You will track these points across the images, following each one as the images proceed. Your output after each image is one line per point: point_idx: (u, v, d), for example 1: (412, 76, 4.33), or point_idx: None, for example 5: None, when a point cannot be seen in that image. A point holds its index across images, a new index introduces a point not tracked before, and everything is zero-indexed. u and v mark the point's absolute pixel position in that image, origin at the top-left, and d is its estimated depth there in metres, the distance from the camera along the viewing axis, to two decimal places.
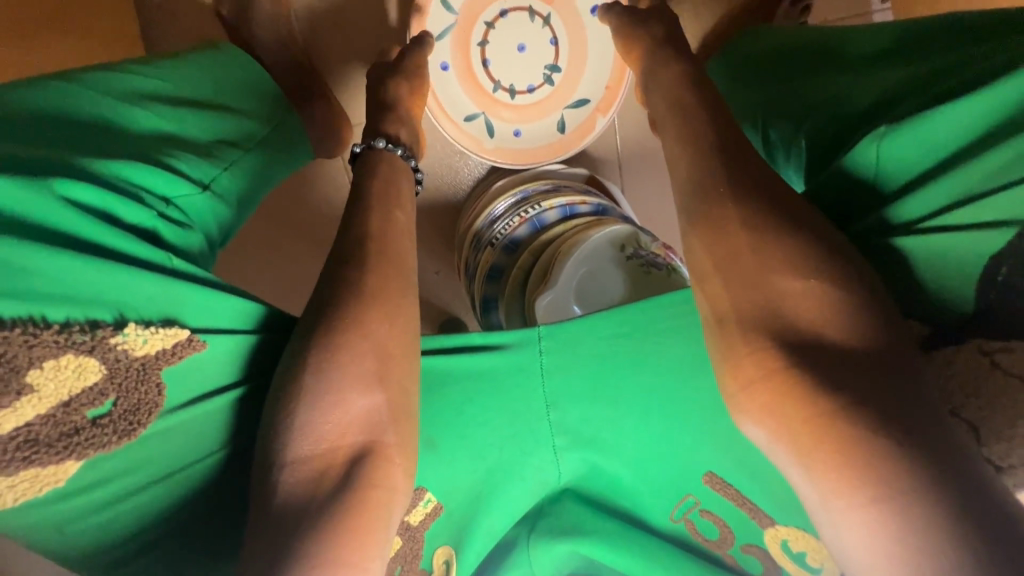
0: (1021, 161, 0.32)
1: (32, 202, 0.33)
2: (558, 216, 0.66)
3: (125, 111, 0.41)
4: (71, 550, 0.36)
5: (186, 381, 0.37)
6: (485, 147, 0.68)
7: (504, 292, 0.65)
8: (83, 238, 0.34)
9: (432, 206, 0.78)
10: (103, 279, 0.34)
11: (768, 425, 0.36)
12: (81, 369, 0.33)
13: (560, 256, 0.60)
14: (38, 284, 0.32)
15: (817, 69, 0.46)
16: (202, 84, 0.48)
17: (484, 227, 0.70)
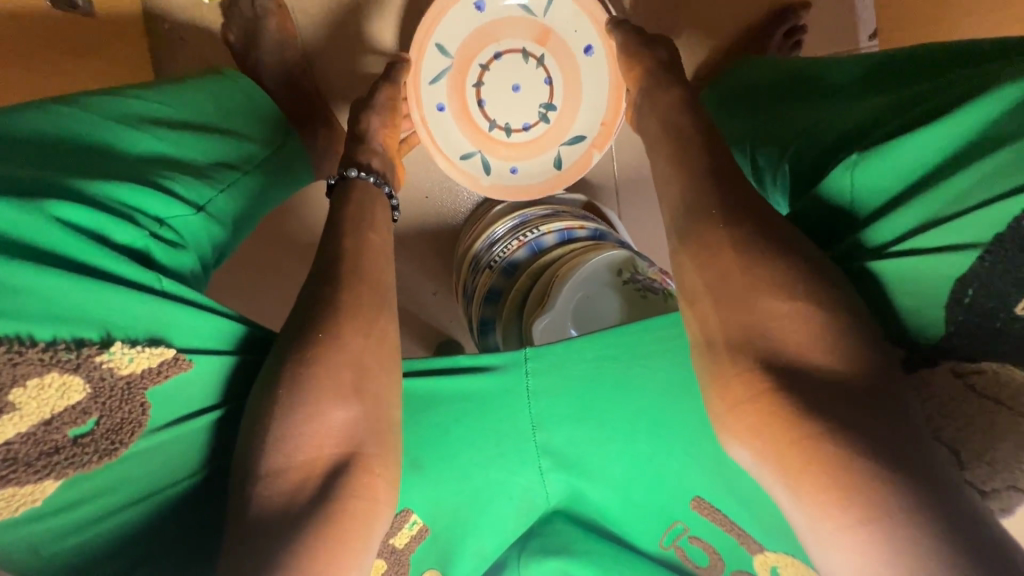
0: (992, 181, 0.31)
1: (24, 222, 0.33)
2: (557, 240, 0.66)
3: (128, 135, 0.43)
4: (40, 574, 0.36)
5: (169, 401, 0.37)
6: (481, 184, 0.69)
7: (501, 315, 0.65)
8: (75, 258, 0.35)
9: (433, 233, 0.84)
10: (91, 298, 0.34)
11: (756, 445, 0.33)
12: (65, 387, 0.33)
13: (557, 282, 0.59)
14: (24, 304, 0.32)
15: (801, 98, 0.46)
16: (203, 109, 0.50)
17: (483, 247, 0.70)
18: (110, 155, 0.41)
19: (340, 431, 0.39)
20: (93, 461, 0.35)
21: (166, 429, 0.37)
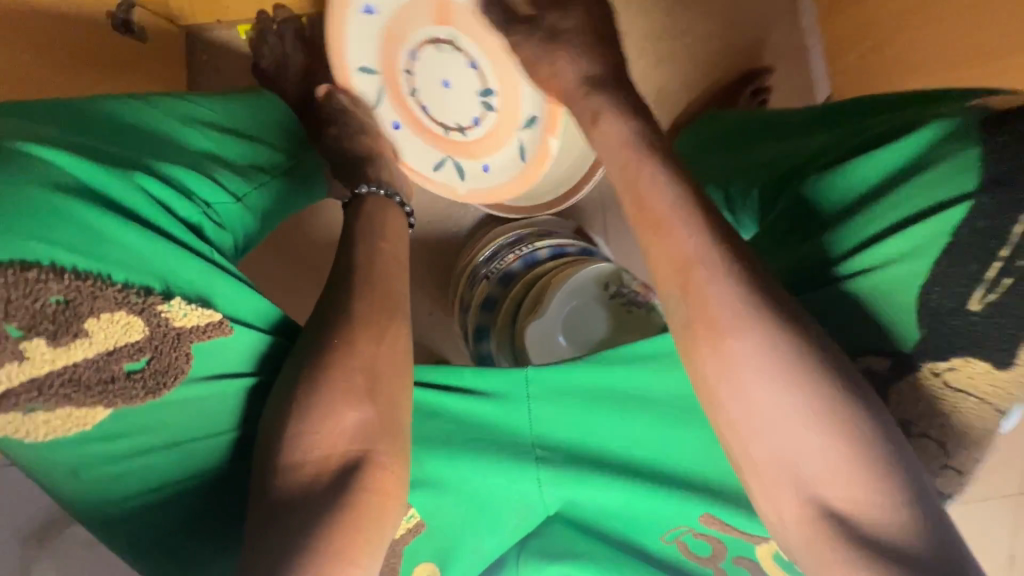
0: (933, 189, 0.37)
1: (112, 183, 0.38)
2: (548, 255, 0.72)
3: (185, 131, 0.48)
4: (75, 495, 0.40)
5: (210, 359, 0.41)
6: (460, 190, 0.75)
7: (497, 322, 0.70)
8: (146, 220, 0.40)
9: (432, 256, 0.89)
10: (156, 256, 0.39)
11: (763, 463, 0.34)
12: (129, 326, 0.37)
13: (549, 289, 0.66)
14: (107, 248, 0.37)
15: (767, 140, 0.54)
16: (244, 118, 0.55)
17: (482, 261, 0.75)
18: (176, 142, 0.47)
19: (356, 409, 0.42)
20: (140, 398, 0.38)
21: (202, 387, 0.41)
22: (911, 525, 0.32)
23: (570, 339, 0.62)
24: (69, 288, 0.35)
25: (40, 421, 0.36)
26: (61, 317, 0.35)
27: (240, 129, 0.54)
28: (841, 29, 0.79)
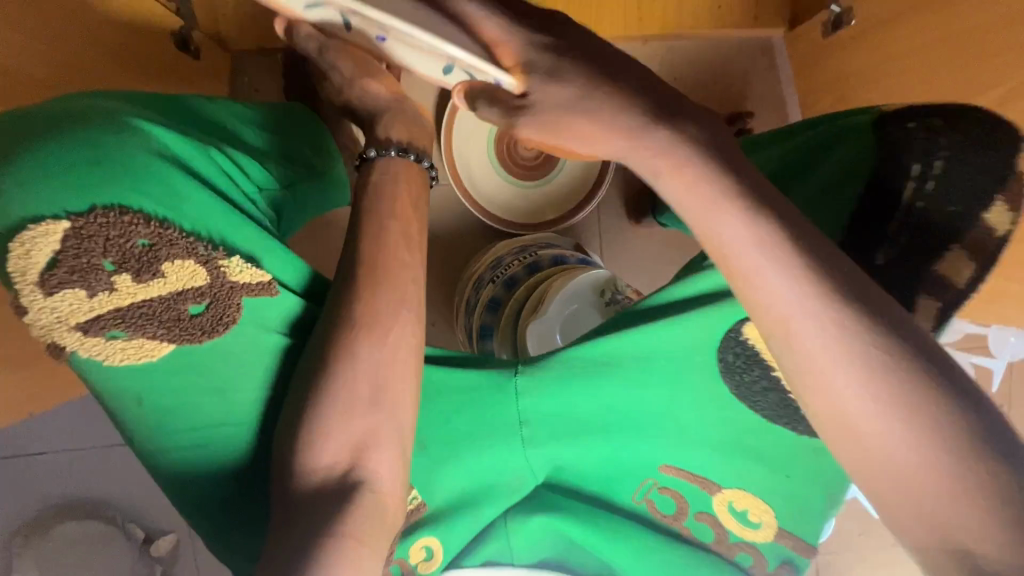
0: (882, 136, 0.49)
1: (194, 156, 0.47)
2: (551, 262, 0.78)
3: (246, 127, 0.56)
4: (137, 423, 0.48)
5: (257, 311, 0.48)
6: None
7: (500, 324, 0.75)
8: (217, 188, 0.47)
9: (439, 267, 0.95)
10: (221, 218, 0.46)
11: (811, 374, 0.36)
12: (193, 274, 0.45)
13: (549, 295, 0.70)
14: (185, 205, 0.44)
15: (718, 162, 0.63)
16: (293, 120, 0.62)
17: (487, 269, 0.82)
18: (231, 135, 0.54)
19: (365, 412, 0.45)
20: (198, 336, 0.46)
21: (246, 335, 0.48)
22: (972, 426, 0.32)
23: (567, 337, 0.68)
24: (153, 235, 0.43)
25: (121, 345, 0.45)
26: (145, 259, 0.43)
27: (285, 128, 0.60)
28: (812, 82, 0.91)
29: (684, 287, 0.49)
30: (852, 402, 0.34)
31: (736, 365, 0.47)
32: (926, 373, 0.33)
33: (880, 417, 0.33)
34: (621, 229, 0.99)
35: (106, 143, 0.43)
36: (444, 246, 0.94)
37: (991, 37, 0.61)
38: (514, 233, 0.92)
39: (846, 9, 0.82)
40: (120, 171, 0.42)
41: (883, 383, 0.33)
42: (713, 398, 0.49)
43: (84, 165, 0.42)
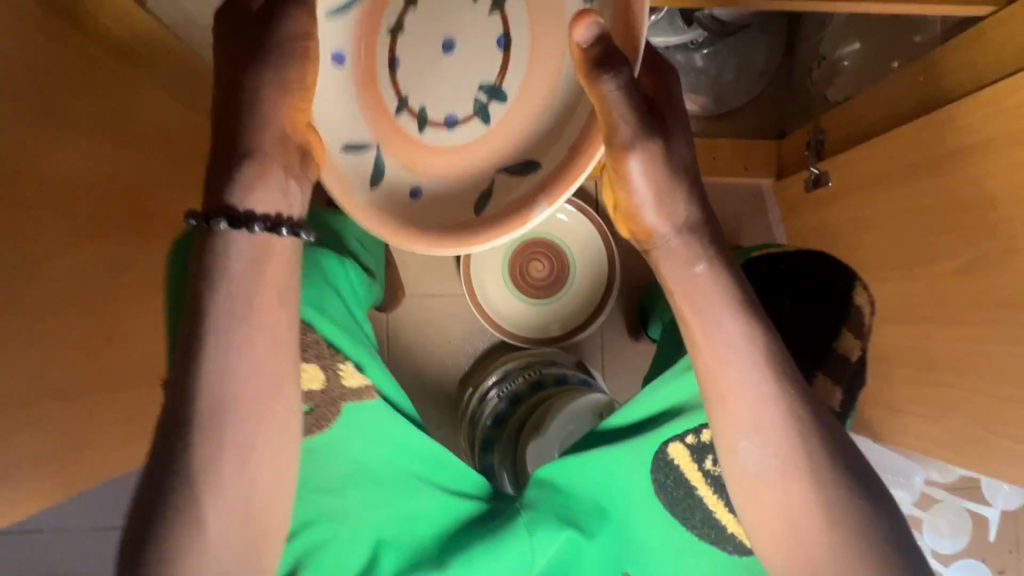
0: (780, 267, 0.78)
1: (319, 290, 0.67)
2: (554, 381, 0.84)
3: (341, 244, 0.75)
4: None
5: (357, 414, 0.63)
6: (355, 200, 0.52)
7: (502, 438, 0.80)
8: (337, 315, 0.67)
9: (448, 372, 1.01)
10: (342, 334, 0.65)
11: (768, 496, 0.49)
12: (312, 376, 0.61)
13: (550, 415, 0.74)
14: (326, 328, 0.64)
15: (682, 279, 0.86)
16: (367, 238, 0.81)
17: (494, 380, 0.88)
18: (341, 248, 0.75)
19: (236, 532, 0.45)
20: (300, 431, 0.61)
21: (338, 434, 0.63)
22: (869, 523, 0.46)
23: None
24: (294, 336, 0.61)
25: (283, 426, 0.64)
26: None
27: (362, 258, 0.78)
28: (798, 225, 1.02)
29: (625, 416, 0.65)
30: (791, 503, 0.48)
31: (667, 483, 0.61)
32: (842, 489, 0.47)
33: (801, 519, 0.48)
34: (625, 347, 1.04)
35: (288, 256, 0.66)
36: (454, 353, 1.01)
37: (946, 218, 0.69)
38: (522, 346, 0.98)
39: (824, 169, 0.91)
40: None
41: (812, 495, 0.47)
42: (653, 512, 0.63)
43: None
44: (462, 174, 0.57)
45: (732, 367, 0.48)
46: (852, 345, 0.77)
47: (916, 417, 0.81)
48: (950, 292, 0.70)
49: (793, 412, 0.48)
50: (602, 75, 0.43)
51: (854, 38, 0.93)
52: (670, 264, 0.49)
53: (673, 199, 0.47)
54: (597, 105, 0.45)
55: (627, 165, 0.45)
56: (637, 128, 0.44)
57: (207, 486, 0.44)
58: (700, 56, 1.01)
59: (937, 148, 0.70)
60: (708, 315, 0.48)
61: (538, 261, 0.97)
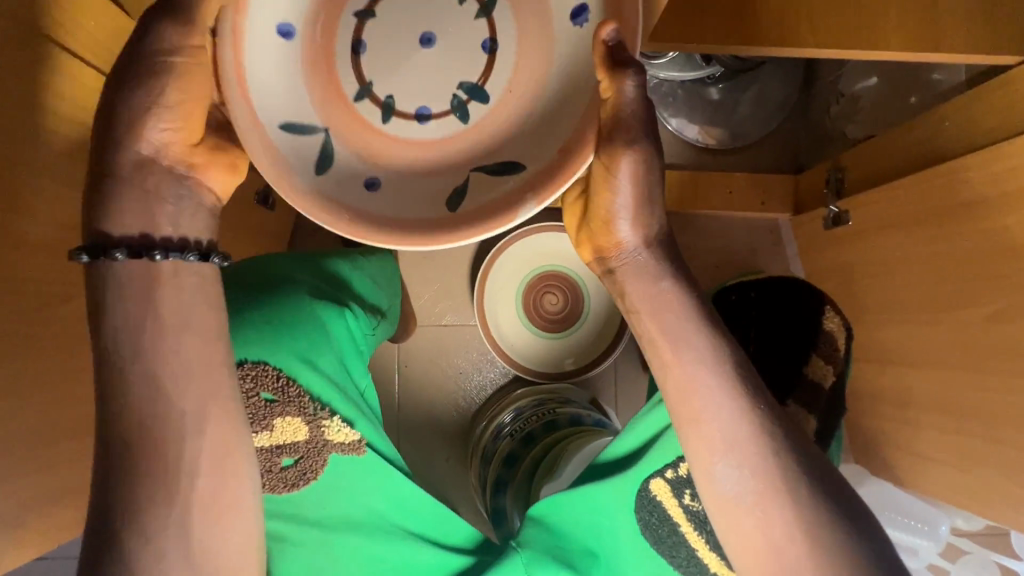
0: (752, 302, 0.92)
1: (316, 336, 0.62)
2: (569, 421, 0.83)
3: (341, 280, 0.72)
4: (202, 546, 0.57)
5: (341, 464, 0.61)
6: (291, 184, 0.42)
7: (516, 480, 0.79)
8: (331, 367, 0.63)
9: (459, 405, 0.99)
10: (330, 388, 0.61)
11: (745, 517, 0.48)
12: (295, 430, 0.60)
13: (565, 457, 0.73)
14: (314, 381, 0.60)
15: None
16: (377, 276, 0.78)
17: (509, 417, 0.90)
18: (344, 293, 0.70)
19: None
20: (283, 486, 0.61)
21: (327, 484, 0.62)
22: (850, 542, 0.46)
23: None
24: (277, 391, 0.59)
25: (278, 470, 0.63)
26: (268, 411, 0.59)
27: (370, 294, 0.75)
28: (817, 261, 1.00)
29: (611, 450, 0.63)
30: (771, 524, 0.47)
31: (653, 521, 0.60)
32: (820, 507, 0.47)
33: (783, 544, 0.47)
34: (638, 383, 1.02)
35: (282, 305, 0.62)
36: (465, 384, 1.00)
37: (978, 265, 0.68)
38: (535, 381, 0.96)
39: (844, 208, 0.91)
40: (279, 331, 0.60)
41: (792, 515, 0.47)
42: (641, 551, 0.60)
43: (263, 321, 0.60)
44: (430, 172, 0.46)
45: (699, 386, 0.49)
46: (825, 371, 0.86)
47: (939, 464, 0.79)
48: (978, 341, 0.69)
49: (762, 430, 0.48)
50: (622, 70, 0.41)
51: (873, 75, 0.93)
52: (635, 282, 0.52)
53: (642, 215, 0.50)
54: (607, 100, 0.43)
55: (613, 168, 0.47)
56: (629, 133, 0.45)
57: (149, 561, 0.42)
58: (716, 90, 1.04)
59: (966, 194, 0.69)
60: (676, 333, 0.50)
61: (552, 294, 0.97)
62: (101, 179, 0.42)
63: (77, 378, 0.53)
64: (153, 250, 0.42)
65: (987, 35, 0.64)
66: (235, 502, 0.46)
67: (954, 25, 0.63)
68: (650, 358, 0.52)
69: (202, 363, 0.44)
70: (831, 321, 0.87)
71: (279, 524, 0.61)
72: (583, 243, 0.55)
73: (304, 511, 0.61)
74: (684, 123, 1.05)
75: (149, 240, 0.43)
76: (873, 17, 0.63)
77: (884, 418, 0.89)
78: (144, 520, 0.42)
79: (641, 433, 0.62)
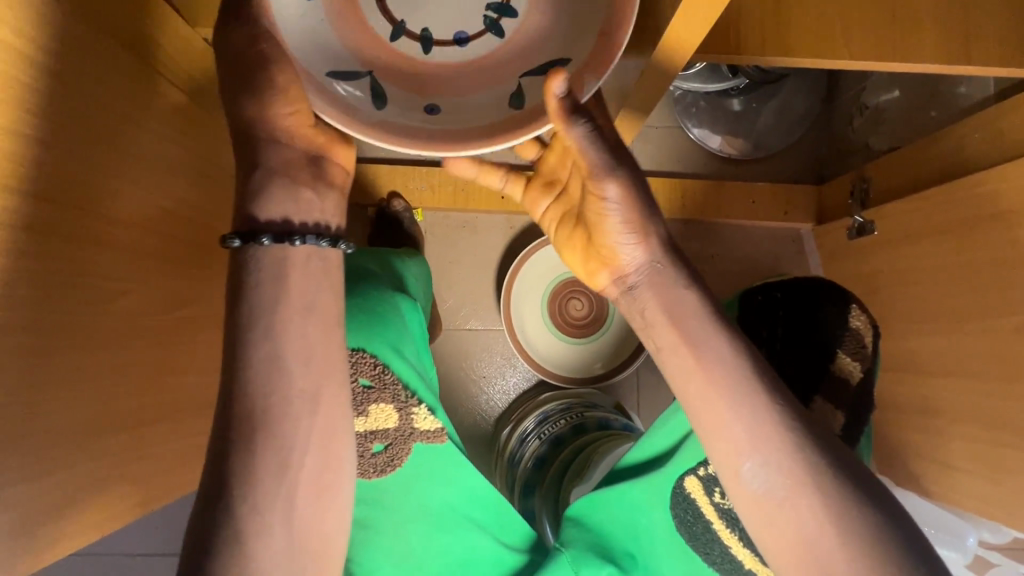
0: (781, 301, 0.88)
1: (402, 331, 0.69)
2: (597, 425, 0.84)
3: (407, 282, 0.79)
4: None
5: (424, 454, 0.66)
6: (358, 122, 0.44)
7: (545, 482, 0.80)
8: (414, 361, 0.69)
9: (483, 409, 1.00)
10: (416, 378, 0.66)
11: (777, 515, 0.47)
12: (387, 417, 0.65)
13: (594, 459, 0.75)
14: (403, 371, 0.65)
15: None
16: (424, 274, 0.85)
17: (533, 422, 0.90)
18: (407, 292, 0.76)
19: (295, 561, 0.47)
20: (373, 471, 0.65)
21: (409, 474, 0.66)
22: (888, 536, 0.44)
23: None
24: (374, 377, 0.64)
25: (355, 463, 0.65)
26: (364, 397, 0.64)
27: (416, 287, 0.81)
28: (841, 270, 1.01)
29: (638, 450, 0.64)
30: (804, 521, 0.46)
31: (687, 518, 0.59)
32: (852, 502, 0.45)
33: (820, 541, 0.45)
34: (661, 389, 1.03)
35: (373, 298, 0.69)
36: (488, 388, 1.01)
37: (1006, 274, 0.68)
38: (562, 386, 0.97)
39: (868, 218, 0.92)
40: (375, 321, 0.66)
41: (828, 509, 0.45)
42: (674, 547, 0.60)
43: (358, 311, 0.66)
44: (478, 91, 0.48)
45: (719, 388, 0.49)
46: (851, 367, 0.81)
47: (967, 474, 0.78)
48: (1009, 350, 0.69)
49: (784, 425, 0.48)
50: (570, 118, 0.44)
51: (895, 88, 0.95)
52: (653, 296, 0.53)
53: (644, 230, 0.52)
54: (569, 142, 0.47)
55: (602, 190, 0.51)
56: (599, 163, 0.49)
57: (252, 531, 0.46)
58: (738, 101, 1.05)
59: (997, 205, 0.70)
60: (695, 337, 0.51)
61: (576, 300, 0.98)
62: (251, 169, 0.49)
63: (130, 372, 0.55)
64: (292, 236, 0.49)
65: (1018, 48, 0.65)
66: (334, 477, 0.51)
67: (983, 38, 0.65)
68: (667, 366, 0.52)
69: (323, 350, 0.50)
70: (857, 318, 0.83)
71: (365, 510, 0.65)
72: (594, 269, 0.56)
73: (383, 499, 0.65)
74: (707, 134, 1.06)
75: (289, 227, 0.49)
76: (898, 32, 0.65)
77: (911, 427, 0.88)
78: (251, 493, 0.46)
79: (672, 431, 0.61)
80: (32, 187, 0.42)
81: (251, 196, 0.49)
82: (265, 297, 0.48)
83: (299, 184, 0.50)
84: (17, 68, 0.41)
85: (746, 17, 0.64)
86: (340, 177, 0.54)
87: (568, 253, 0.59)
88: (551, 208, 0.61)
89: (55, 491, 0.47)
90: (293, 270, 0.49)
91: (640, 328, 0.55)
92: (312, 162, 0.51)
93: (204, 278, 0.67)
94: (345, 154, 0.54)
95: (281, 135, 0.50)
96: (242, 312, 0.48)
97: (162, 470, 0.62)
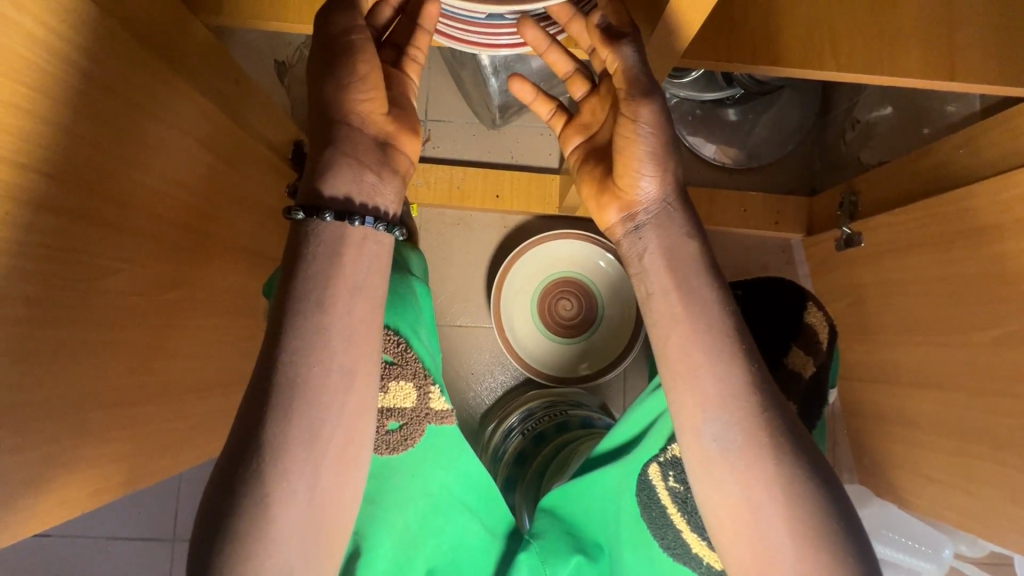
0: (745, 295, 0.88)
1: (420, 314, 0.72)
2: (581, 422, 0.87)
3: (412, 264, 0.80)
4: None
5: (437, 436, 0.67)
6: None
7: (525, 477, 0.84)
8: (428, 346, 0.71)
9: (474, 404, 1.01)
10: (433, 364, 0.69)
11: (729, 476, 0.49)
12: (404, 395, 0.65)
13: (575, 454, 0.76)
14: (419, 351, 0.67)
15: None
16: (421, 268, 0.84)
17: (518, 418, 0.93)
18: (412, 272, 0.78)
19: (301, 539, 0.48)
20: (386, 448, 0.65)
21: (418, 455, 0.66)
22: (821, 505, 0.48)
23: None
24: (396, 353, 0.66)
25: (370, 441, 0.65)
26: (386, 372, 0.65)
27: (413, 264, 0.81)
28: (827, 281, 1.03)
29: (613, 437, 0.65)
30: (751, 484, 0.48)
31: (647, 503, 0.60)
32: (799, 471, 0.48)
33: (761, 502, 0.48)
34: None
35: (396, 280, 0.71)
36: (476, 384, 1.02)
37: (987, 288, 0.70)
38: (549, 384, 0.98)
39: (857, 229, 0.94)
40: (396, 302, 0.68)
41: (772, 474, 0.48)
42: (634, 533, 0.62)
43: None
44: None
45: (697, 345, 0.51)
46: (804, 361, 0.82)
47: (943, 485, 0.80)
48: (986, 363, 0.70)
49: (753, 392, 0.50)
50: (621, 43, 0.49)
51: (888, 105, 0.97)
52: (657, 238, 0.54)
53: (664, 165, 0.53)
54: (615, 71, 0.51)
55: (636, 112, 0.50)
56: (636, 87, 0.50)
57: (276, 498, 0.47)
58: (734, 112, 1.06)
59: (979, 220, 0.71)
60: (689, 288, 0.52)
61: (567, 300, 0.99)
62: (317, 149, 0.51)
63: (122, 349, 0.55)
64: (353, 216, 0.50)
65: (1009, 68, 0.67)
66: (359, 451, 0.52)
67: (971, 57, 0.66)
68: (653, 319, 0.53)
69: (365, 326, 0.51)
70: (814, 316, 0.84)
71: (376, 482, 0.65)
72: (606, 205, 0.56)
73: (392, 478, 0.65)
74: (701, 142, 1.08)
75: (351, 207, 0.51)
76: (892, 44, 0.66)
77: (891, 439, 0.90)
78: (281, 460, 0.47)
79: (637, 421, 0.63)
80: (26, 158, 0.43)
81: (315, 174, 0.51)
82: (314, 264, 0.50)
83: (365, 166, 0.52)
84: (16, 40, 0.42)
85: (738, 28, 0.65)
86: (405, 165, 0.56)
87: (581, 191, 0.60)
88: (580, 147, 0.61)
89: (36, 464, 0.47)
90: (347, 246, 0.51)
91: (635, 273, 0.55)
92: (380, 148, 0.53)
93: (202, 263, 0.68)
94: (411, 143, 0.56)
95: (353, 119, 0.52)
96: (287, 282, 0.49)
97: (147, 452, 0.63)
